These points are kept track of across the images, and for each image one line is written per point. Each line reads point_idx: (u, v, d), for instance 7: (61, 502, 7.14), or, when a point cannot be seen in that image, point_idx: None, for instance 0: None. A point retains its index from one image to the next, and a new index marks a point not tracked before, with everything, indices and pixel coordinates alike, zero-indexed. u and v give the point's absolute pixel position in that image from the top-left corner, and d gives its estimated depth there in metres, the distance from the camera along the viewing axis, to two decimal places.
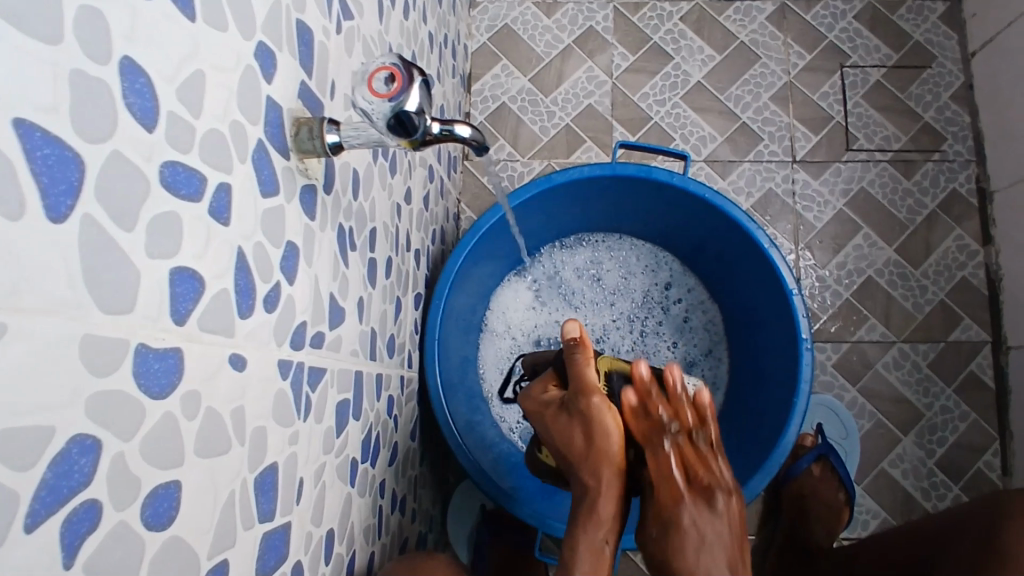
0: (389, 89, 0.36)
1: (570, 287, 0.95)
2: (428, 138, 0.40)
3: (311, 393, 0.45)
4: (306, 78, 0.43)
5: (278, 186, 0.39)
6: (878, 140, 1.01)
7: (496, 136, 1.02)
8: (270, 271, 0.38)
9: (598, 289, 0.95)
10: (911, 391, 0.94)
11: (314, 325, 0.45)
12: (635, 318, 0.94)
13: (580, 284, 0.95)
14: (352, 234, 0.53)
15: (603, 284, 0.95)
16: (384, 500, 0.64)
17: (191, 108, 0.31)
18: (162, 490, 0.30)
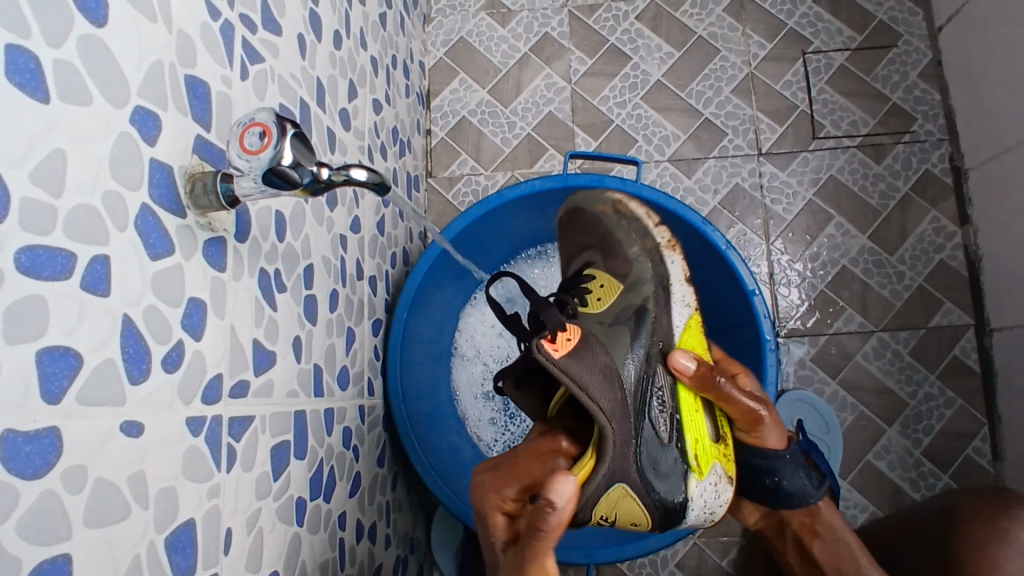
0: (261, 144, 0.37)
1: None
2: (320, 185, 0.39)
3: (236, 443, 0.45)
4: (204, 131, 0.43)
5: (173, 246, 0.39)
6: (845, 126, 0.99)
7: (458, 150, 1.02)
8: (168, 332, 0.39)
9: None
10: (893, 380, 0.93)
11: (234, 374, 0.45)
12: None
13: None
14: (279, 276, 0.53)
15: None
16: (346, 532, 0.64)
17: (51, 188, 0.31)
18: (48, 565, 0.30)
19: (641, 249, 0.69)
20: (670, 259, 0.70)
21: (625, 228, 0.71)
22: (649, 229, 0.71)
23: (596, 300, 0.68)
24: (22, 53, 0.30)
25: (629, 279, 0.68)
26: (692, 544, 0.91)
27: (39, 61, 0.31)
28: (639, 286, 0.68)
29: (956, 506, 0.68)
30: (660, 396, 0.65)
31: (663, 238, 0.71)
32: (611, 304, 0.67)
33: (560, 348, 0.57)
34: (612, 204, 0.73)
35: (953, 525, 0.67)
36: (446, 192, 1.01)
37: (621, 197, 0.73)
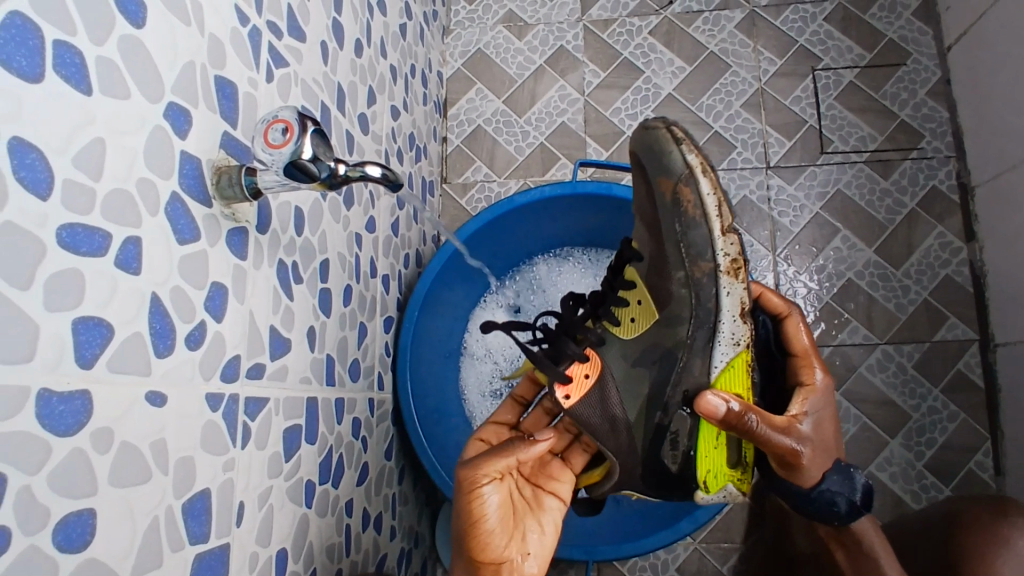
0: (284, 139, 0.40)
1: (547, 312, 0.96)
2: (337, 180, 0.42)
3: (251, 422, 0.48)
4: (231, 128, 0.46)
5: (199, 233, 0.42)
6: (853, 141, 1.01)
7: (473, 158, 1.05)
8: (191, 312, 0.42)
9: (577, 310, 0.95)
10: (897, 393, 0.94)
11: (251, 357, 0.48)
12: None
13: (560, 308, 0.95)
14: (296, 268, 0.56)
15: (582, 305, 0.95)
16: (352, 518, 0.67)
17: (90, 172, 0.34)
18: (74, 517, 0.33)
19: (688, 282, 0.62)
20: (724, 290, 0.62)
21: (679, 238, 0.62)
22: (712, 242, 0.61)
23: (629, 324, 0.68)
24: (68, 49, 0.33)
25: (666, 311, 0.65)
26: (693, 549, 0.92)
27: (83, 57, 0.34)
28: (674, 326, 0.64)
29: (955, 514, 0.69)
30: (674, 435, 0.66)
31: (725, 258, 0.61)
32: (643, 331, 0.67)
33: (572, 395, 0.64)
34: (678, 181, 0.61)
35: (954, 531, 0.68)
36: (460, 199, 1.04)
37: (697, 167, 0.61)
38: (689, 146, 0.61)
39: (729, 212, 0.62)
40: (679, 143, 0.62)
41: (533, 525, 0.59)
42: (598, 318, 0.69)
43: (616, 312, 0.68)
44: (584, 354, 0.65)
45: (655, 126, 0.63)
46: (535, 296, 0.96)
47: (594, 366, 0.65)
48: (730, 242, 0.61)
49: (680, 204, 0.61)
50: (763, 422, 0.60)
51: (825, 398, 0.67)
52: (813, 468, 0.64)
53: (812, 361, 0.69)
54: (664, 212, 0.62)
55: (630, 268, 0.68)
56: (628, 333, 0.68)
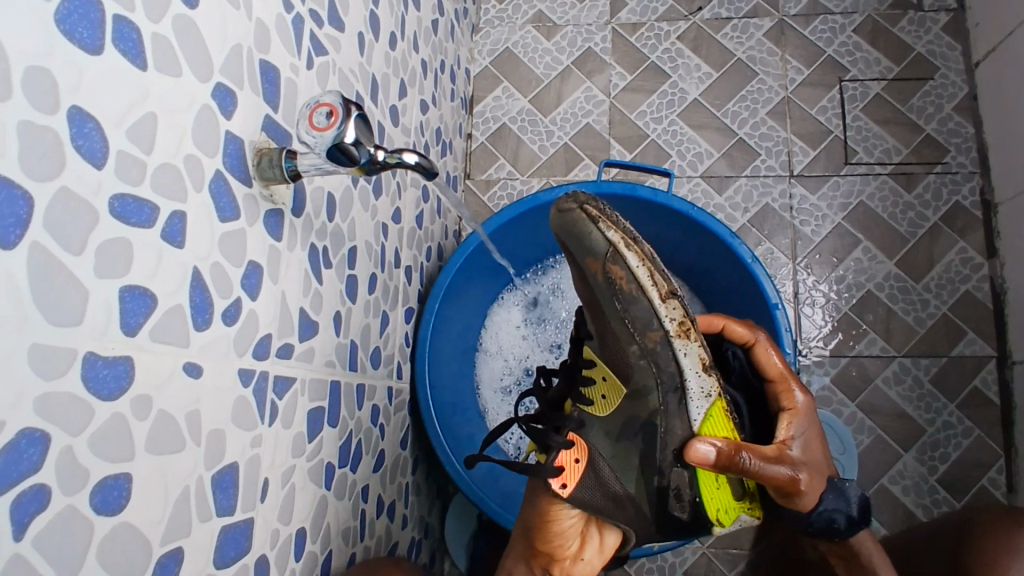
0: (328, 122, 0.40)
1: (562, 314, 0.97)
2: (376, 165, 0.43)
3: (278, 401, 0.49)
4: (272, 112, 0.47)
5: (239, 212, 0.43)
6: (878, 153, 1.01)
7: (497, 155, 1.06)
8: (229, 289, 0.43)
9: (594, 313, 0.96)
10: (912, 406, 0.93)
11: (282, 336, 0.49)
12: None
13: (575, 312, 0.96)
14: (326, 253, 0.57)
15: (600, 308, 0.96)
16: (367, 504, 0.67)
17: (142, 146, 0.35)
18: (112, 481, 0.34)
19: (644, 347, 0.59)
20: (681, 352, 0.60)
21: (622, 315, 0.58)
22: (655, 314, 0.58)
23: (601, 401, 0.65)
24: (127, 25, 0.34)
25: (633, 384, 0.61)
26: (701, 553, 0.92)
27: (140, 33, 0.35)
28: (643, 397, 0.61)
29: (967, 526, 0.69)
30: (677, 492, 0.63)
31: (671, 323, 0.59)
32: (616, 406, 0.64)
33: (568, 483, 0.63)
34: (605, 263, 0.57)
35: (964, 542, 0.68)
36: (482, 195, 1.04)
37: (619, 245, 0.56)
38: (606, 223, 0.56)
39: (662, 278, 0.58)
40: (596, 221, 0.56)
41: (595, 533, 0.66)
42: (573, 401, 0.67)
43: (587, 393, 0.66)
44: (568, 441, 0.65)
45: (564, 206, 0.57)
46: (554, 295, 0.97)
47: (581, 449, 0.65)
48: (672, 307, 0.58)
49: (614, 284, 0.57)
50: (755, 457, 0.60)
51: (807, 417, 0.67)
52: (811, 493, 0.64)
53: (789, 384, 0.69)
54: (600, 293, 0.58)
55: (587, 347, 0.66)
56: (603, 410, 0.65)
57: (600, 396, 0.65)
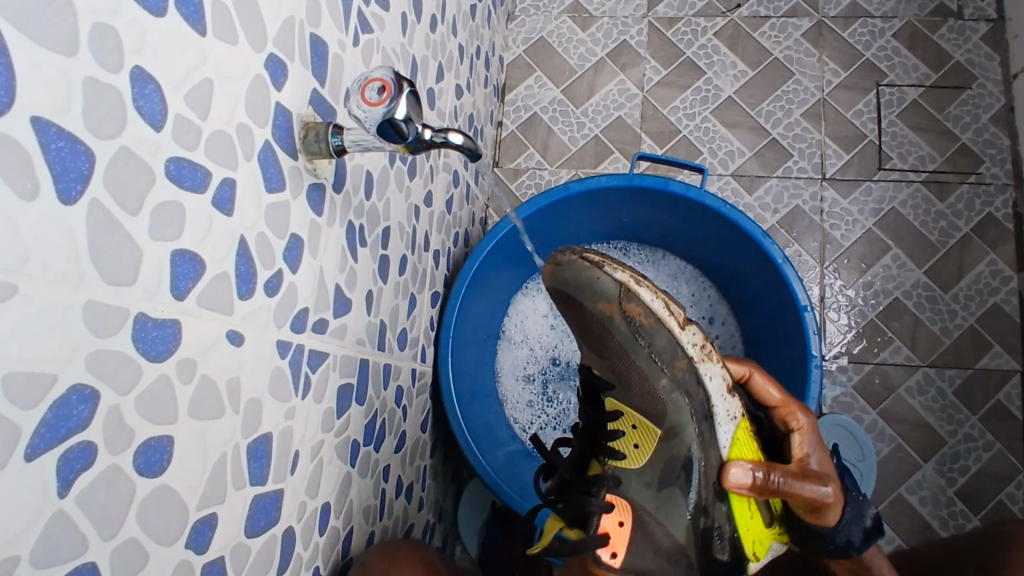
0: (379, 98, 0.40)
1: None
2: (422, 143, 0.43)
3: (312, 374, 0.49)
4: (319, 86, 0.47)
5: (284, 184, 0.44)
6: (912, 160, 1.00)
7: (527, 144, 1.05)
8: (272, 260, 0.43)
9: None
10: (934, 417, 0.92)
11: (317, 312, 0.49)
12: None
13: None
14: (362, 231, 0.57)
15: None
16: (388, 484, 0.68)
17: (198, 112, 0.35)
18: (154, 443, 0.34)
19: (673, 380, 0.60)
20: (708, 376, 0.60)
21: (645, 351, 0.60)
22: (676, 343, 0.60)
23: (635, 451, 0.65)
24: None
25: (667, 422, 0.62)
26: None
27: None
28: (678, 434, 0.61)
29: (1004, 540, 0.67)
30: (720, 530, 0.61)
31: (694, 348, 0.60)
32: (651, 453, 0.64)
33: (617, 551, 0.63)
34: (619, 302, 0.59)
35: (1001, 558, 0.66)
36: (510, 184, 1.04)
37: (630, 282, 0.59)
38: (611, 266, 0.60)
39: (675, 308, 0.61)
40: (601, 265, 0.60)
41: None
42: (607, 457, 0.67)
43: (618, 446, 0.66)
44: (607, 504, 0.64)
45: (569, 260, 0.61)
46: None
47: (623, 510, 0.64)
48: (691, 333, 0.60)
49: (633, 322, 0.59)
50: (786, 474, 0.58)
51: (814, 434, 0.66)
52: (837, 511, 0.62)
53: (792, 408, 0.68)
54: (622, 337, 0.60)
55: (609, 400, 0.66)
56: (639, 460, 0.65)
57: (630, 444, 0.65)
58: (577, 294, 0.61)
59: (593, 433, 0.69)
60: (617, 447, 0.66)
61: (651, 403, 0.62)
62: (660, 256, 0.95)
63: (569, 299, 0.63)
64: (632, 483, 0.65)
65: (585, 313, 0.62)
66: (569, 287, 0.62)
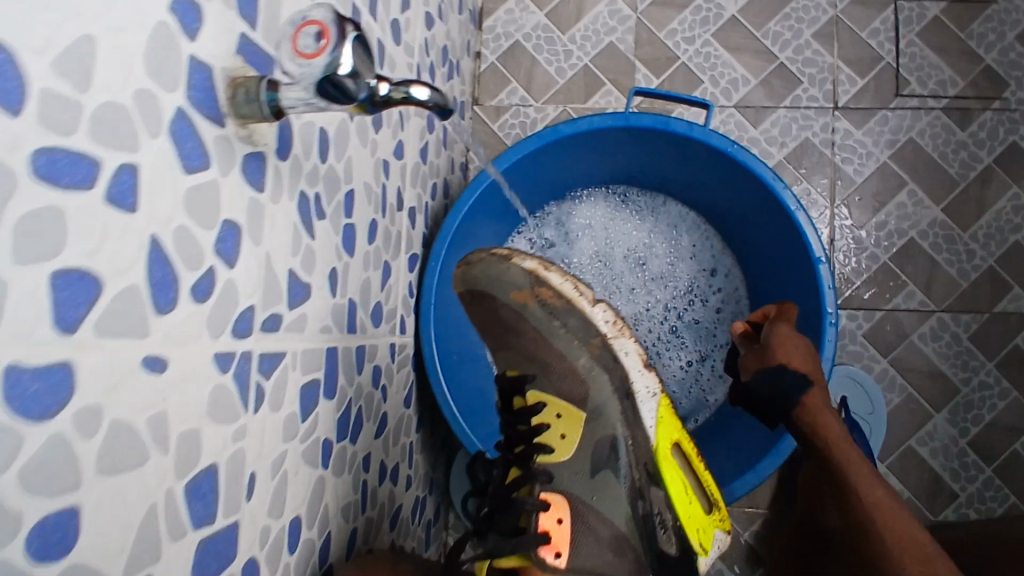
0: (317, 47, 0.31)
1: (577, 259, 0.88)
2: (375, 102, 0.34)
3: (264, 381, 0.41)
4: (250, 30, 0.38)
5: (208, 159, 0.35)
6: (932, 85, 0.90)
7: (508, 77, 0.95)
8: (199, 258, 0.34)
9: (640, 274, 0.87)
10: (948, 365, 0.87)
11: (266, 307, 0.41)
12: (672, 307, 0.87)
13: (590, 260, 0.88)
14: (319, 201, 0.48)
15: (646, 270, 0.87)
16: (368, 473, 0.62)
17: (75, 80, 0.26)
18: (52, 519, 0.26)
19: (591, 357, 0.63)
20: (623, 349, 0.64)
21: (561, 331, 0.63)
22: (590, 322, 0.63)
23: (562, 443, 0.63)
24: None
25: (591, 404, 0.63)
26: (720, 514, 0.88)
27: None
28: (602, 415, 0.64)
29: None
30: (660, 517, 0.63)
31: (607, 324, 0.64)
32: (579, 440, 0.63)
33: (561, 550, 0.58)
34: (532, 289, 0.62)
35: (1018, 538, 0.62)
36: (491, 123, 0.94)
37: (539, 269, 0.63)
38: (522, 258, 0.63)
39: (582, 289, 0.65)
40: (511, 259, 0.63)
41: None
42: (533, 456, 0.62)
43: (545, 440, 0.63)
44: (544, 502, 0.59)
45: (481, 257, 0.64)
46: (573, 239, 0.88)
47: (561, 505, 0.60)
48: (602, 310, 0.64)
49: (547, 306, 0.62)
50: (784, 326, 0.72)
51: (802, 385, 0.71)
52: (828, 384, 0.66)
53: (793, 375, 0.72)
54: (538, 323, 0.62)
55: (532, 393, 0.64)
56: (567, 451, 0.63)
57: (553, 433, 0.63)
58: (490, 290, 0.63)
59: (509, 440, 0.65)
60: (542, 442, 0.63)
61: (574, 384, 0.63)
62: (659, 202, 0.87)
63: (480, 297, 0.64)
64: (564, 476, 0.62)
65: (496, 306, 0.63)
66: (481, 284, 0.63)
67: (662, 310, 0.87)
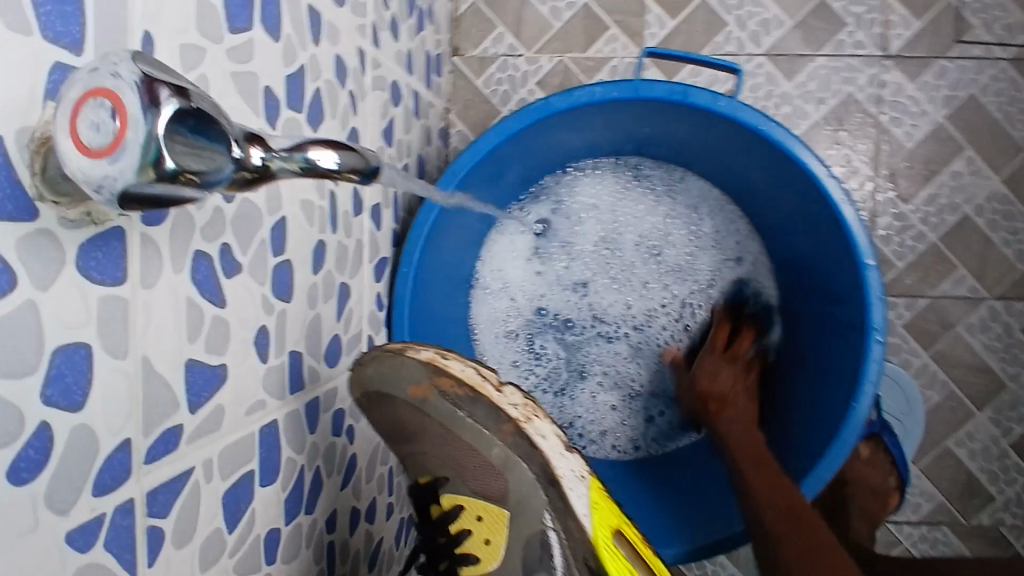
0: (115, 133, 0.19)
1: (579, 242, 0.78)
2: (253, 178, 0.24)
3: (163, 520, 0.32)
4: (68, 56, 0.25)
5: (14, 277, 0.23)
6: (1000, 30, 0.75)
7: (493, 20, 0.79)
8: (18, 421, 0.24)
9: (654, 263, 0.78)
10: (995, 358, 0.77)
11: (152, 429, 0.31)
12: (691, 300, 0.78)
13: (595, 244, 0.78)
14: (230, 254, 0.36)
15: (661, 259, 0.78)
16: (336, 533, 0.53)
17: None
18: None
19: (506, 447, 0.50)
20: (543, 434, 0.51)
21: (470, 425, 0.50)
22: (497, 408, 0.50)
23: (487, 548, 0.53)
24: None
25: (513, 499, 0.51)
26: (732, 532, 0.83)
27: None
28: (529, 507, 0.51)
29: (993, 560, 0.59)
30: None
31: (517, 410, 0.51)
32: (506, 544, 0.52)
33: None
34: (431, 381, 0.50)
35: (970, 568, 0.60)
36: (475, 79, 0.80)
37: (435, 358, 0.51)
38: (414, 350, 0.52)
39: (487, 373, 0.53)
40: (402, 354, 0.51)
41: None
42: (458, 568, 0.54)
43: (467, 550, 0.54)
44: None
45: (369, 355, 0.51)
46: (575, 220, 0.78)
47: None
48: (512, 394, 0.52)
49: (450, 399, 0.49)
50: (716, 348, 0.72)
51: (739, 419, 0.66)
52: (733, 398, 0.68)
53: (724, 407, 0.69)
54: (443, 418, 0.50)
55: (444, 496, 0.54)
56: (495, 558, 0.53)
57: (473, 537, 0.53)
58: (381, 391, 0.50)
59: (432, 554, 0.56)
60: (466, 551, 0.54)
61: (489, 478, 0.51)
62: (677, 177, 0.76)
63: (375, 402, 0.51)
64: None
65: (394, 409, 0.51)
66: (373, 385, 0.50)
67: (678, 304, 0.79)
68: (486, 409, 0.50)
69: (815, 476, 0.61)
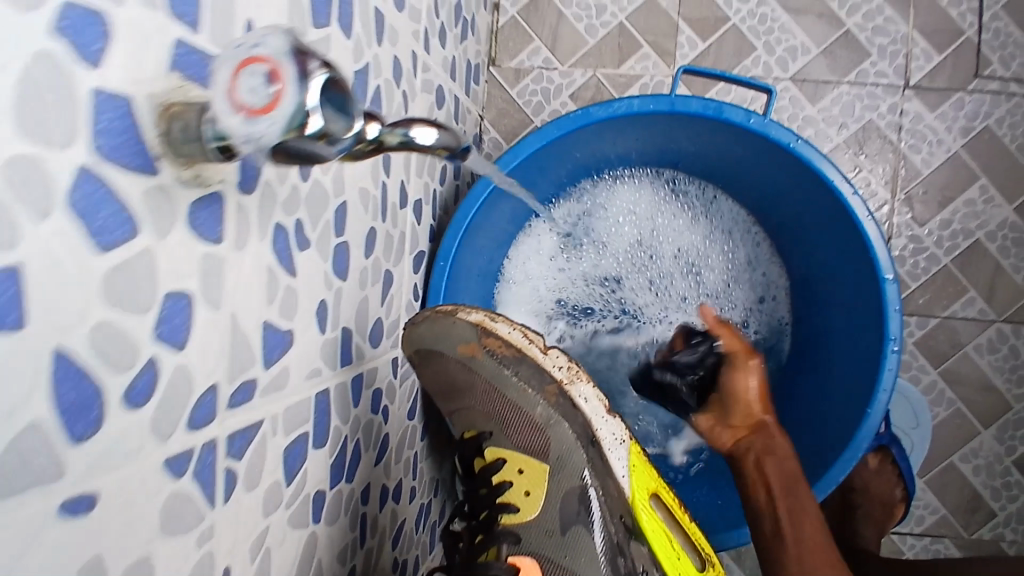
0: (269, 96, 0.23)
1: (605, 248, 0.81)
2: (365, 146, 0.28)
3: (237, 463, 0.35)
4: (190, 34, 0.29)
5: (135, 224, 0.26)
6: (1015, 67, 0.79)
7: (530, 35, 0.83)
8: (133, 353, 0.27)
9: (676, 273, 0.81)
10: (1002, 379, 0.80)
11: (234, 378, 0.34)
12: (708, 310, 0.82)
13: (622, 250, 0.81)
14: (302, 229, 0.40)
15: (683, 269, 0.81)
16: (368, 506, 0.55)
17: None
18: None
19: (548, 406, 0.53)
20: (585, 396, 0.54)
21: (515, 383, 0.54)
22: (543, 369, 0.53)
23: (526, 500, 0.56)
24: None
25: (553, 454, 0.54)
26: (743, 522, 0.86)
27: None
28: (569, 465, 0.54)
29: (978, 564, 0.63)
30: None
31: (561, 371, 0.54)
32: (546, 496, 0.56)
33: None
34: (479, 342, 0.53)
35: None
36: (510, 89, 0.84)
37: (485, 320, 0.53)
38: (465, 310, 0.54)
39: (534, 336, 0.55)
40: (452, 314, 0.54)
41: None
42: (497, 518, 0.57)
43: (507, 499, 0.57)
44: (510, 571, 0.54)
45: (420, 315, 0.54)
46: (603, 227, 0.81)
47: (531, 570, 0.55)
48: (556, 356, 0.55)
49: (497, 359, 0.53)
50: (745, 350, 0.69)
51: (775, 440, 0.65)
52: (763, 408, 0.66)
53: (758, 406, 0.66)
54: (490, 376, 0.54)
55: (488, 449, 0.57)
56: (533, 508, 0.56)
57: (513, 488, 0.57)
58: (433, 350, 0.53)
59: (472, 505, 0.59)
60: (505, 502, 0.57)
61: (533, 434, 0.55)
62: (710, 196, 0.80)
63: (426, 357, 0.55)
64: (532, 536, 0.56)
65: (444, 364, 0.54)
66: (426, 342, 0.54)
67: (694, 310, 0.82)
68: (530, 369, 0.53)
69: (828, 478, 0.64)
